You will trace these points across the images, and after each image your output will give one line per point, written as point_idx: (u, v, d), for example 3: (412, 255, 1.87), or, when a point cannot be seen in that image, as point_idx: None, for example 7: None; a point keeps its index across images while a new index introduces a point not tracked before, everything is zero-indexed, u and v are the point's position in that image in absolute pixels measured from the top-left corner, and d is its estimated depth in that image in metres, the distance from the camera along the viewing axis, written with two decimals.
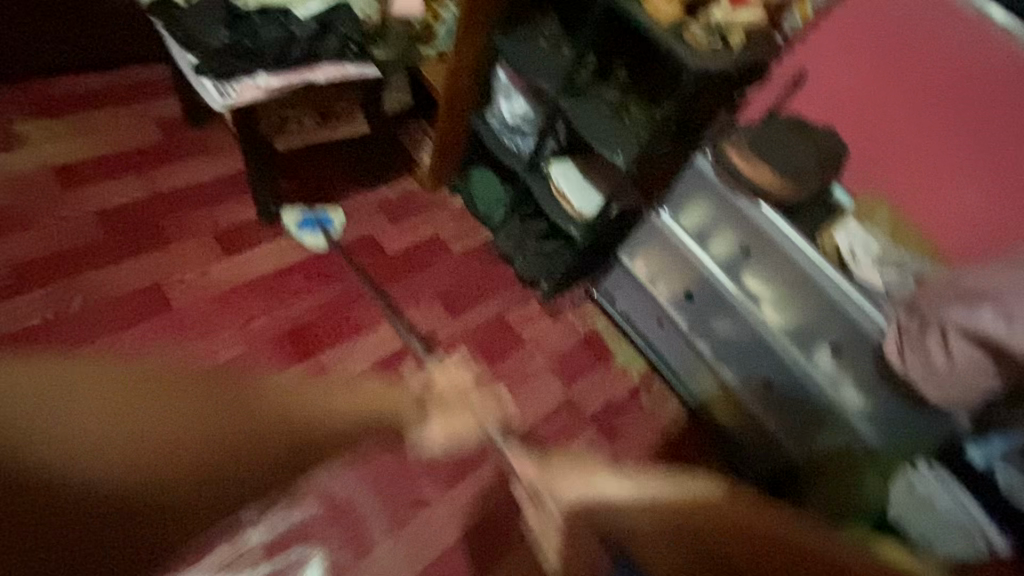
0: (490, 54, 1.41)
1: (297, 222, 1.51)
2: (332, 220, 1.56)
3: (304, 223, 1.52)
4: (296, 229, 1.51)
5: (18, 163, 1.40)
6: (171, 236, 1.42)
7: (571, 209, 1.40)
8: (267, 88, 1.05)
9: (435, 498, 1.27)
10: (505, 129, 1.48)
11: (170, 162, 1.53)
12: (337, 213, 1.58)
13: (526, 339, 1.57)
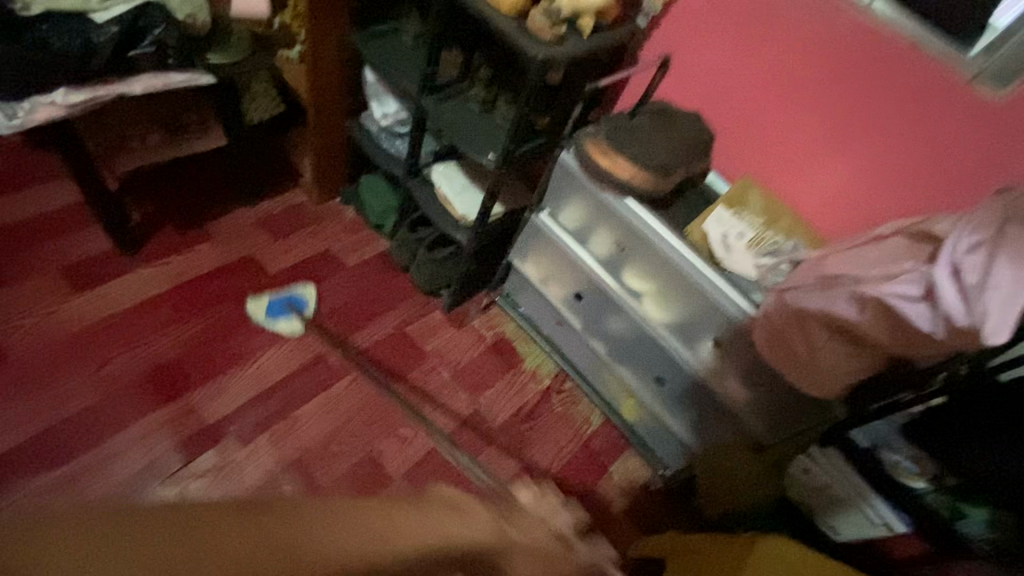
0: (353, 55, 1.32)
1: (267, 309, 1.40)
2: (303, 296, 1.45)
3: (272, 308, 1.40)
4: (265, 315, 1.39)
5: None
6: (10, 278, 1.28)
7: (454, 212, 1.32)
8: (68, 107, 0.96)
9: None
10: (382, 133, 1.39)
11: (9, 193, 1.37)
12: (308, 288, 1.46)
13: (428, 352, 1.47)
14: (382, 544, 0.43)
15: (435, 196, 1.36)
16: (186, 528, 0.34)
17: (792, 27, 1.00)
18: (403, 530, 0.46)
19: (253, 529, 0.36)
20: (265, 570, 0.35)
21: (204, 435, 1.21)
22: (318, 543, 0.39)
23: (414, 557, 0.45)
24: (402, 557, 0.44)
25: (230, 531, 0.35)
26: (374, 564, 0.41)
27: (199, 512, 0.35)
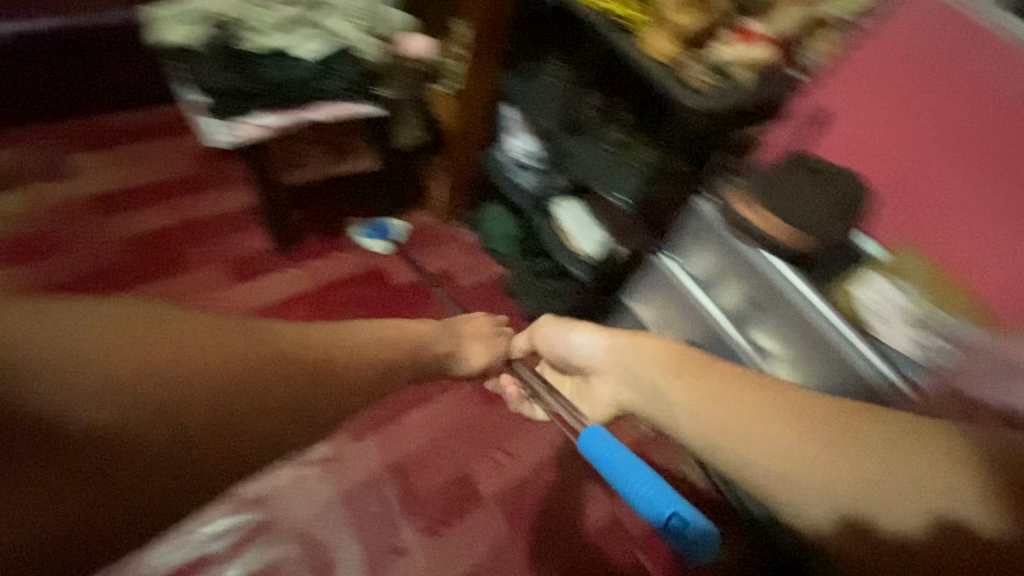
0: (498, 91, 1.40)
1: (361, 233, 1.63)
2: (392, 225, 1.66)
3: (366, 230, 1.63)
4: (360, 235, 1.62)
5: (65, 192, 1.54)
6: (189, 264, 1.49)
7: (573, 247, 1.33)
8: (268, 127, 1.18)
9: (413, 547, 1.21)
10: (513, 165, 1.45)
11: (198, 191, 1.62)
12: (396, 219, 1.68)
13: None
14: (280, 377, 0.58)
15: (556, 229, 1.38)
16: (137, 332, 0.50)
17: (986, 96, 0.93)
18: (320, 374, 0.63)
19: (166, 341, 0.51)
20: (178, 391, 0.49)
21: None
22: (224, 367, 0.53)
23: (319, 394, 0.62)
24: (305, 394, 0.60)
25: (154, 337, 0.50)
26: (277, 389, 0.57)
27: (140, 328, 0.50)
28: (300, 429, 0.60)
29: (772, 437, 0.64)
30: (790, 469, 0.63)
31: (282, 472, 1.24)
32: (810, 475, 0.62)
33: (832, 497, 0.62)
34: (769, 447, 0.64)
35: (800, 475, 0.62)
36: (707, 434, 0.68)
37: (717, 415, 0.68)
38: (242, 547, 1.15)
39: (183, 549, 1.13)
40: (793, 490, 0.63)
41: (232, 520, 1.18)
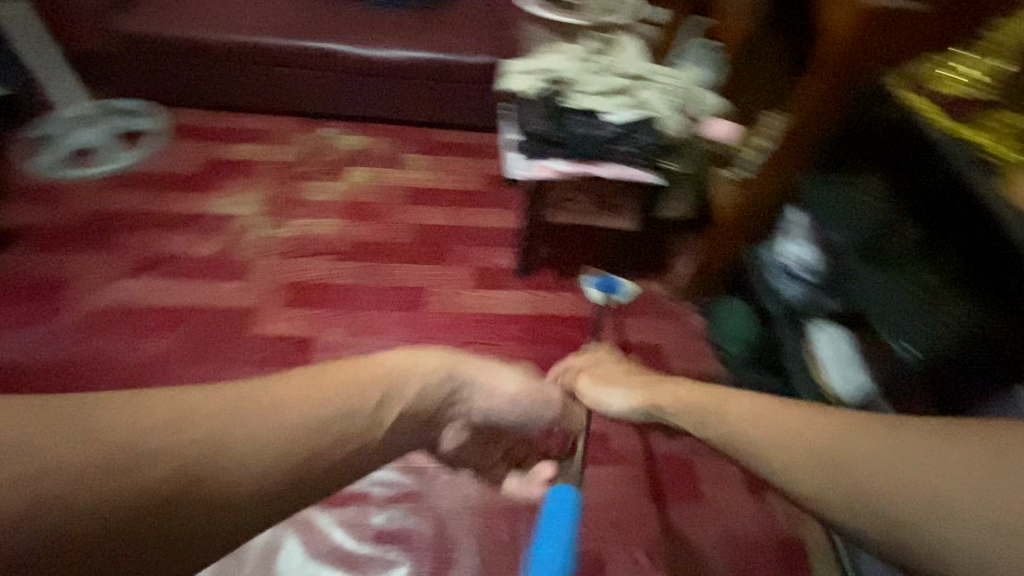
0: (788, 192, 1.30)
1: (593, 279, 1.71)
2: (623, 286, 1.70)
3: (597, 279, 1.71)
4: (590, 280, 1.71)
5: (396, 177, 2.01)
6: (452, 259, 1.80)
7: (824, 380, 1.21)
8: (557, 172, 1.35)
9: None
10: (778, 270, 1.34)
11: (481, 205, 1.95)
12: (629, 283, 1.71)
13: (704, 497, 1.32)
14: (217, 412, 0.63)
15: (808, 354, 1.28)
16: (36, 414, 0.56)
17: None
18: (265, 411, 0.65)
19: (65, 410, 0.57)
20: (98, 447, 0.55)
21: None
22: (145, 427, 0.58)
23: (286, 426, 0.65)
24: (226, 448, 0.61)
25: (56, 414, 0.57)
26: (224, 424, 0.62)
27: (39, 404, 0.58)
28: (260, 463, 0.62)
29: (812, 435, 0.69)
30: (821, 455, 0.67)
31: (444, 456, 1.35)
32: (846, 465, 0.65)
33: (884, 485, 0.62)
34: (789, 435, 0.70)
35: (837, 471, 0.65)
36: (749, 441, 0.73)
37: (768, 432, 0.72)
38: (391, 504, 1.28)
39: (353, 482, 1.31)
40: (833, 478, 0.65)
41: (393, 474, 1.32)
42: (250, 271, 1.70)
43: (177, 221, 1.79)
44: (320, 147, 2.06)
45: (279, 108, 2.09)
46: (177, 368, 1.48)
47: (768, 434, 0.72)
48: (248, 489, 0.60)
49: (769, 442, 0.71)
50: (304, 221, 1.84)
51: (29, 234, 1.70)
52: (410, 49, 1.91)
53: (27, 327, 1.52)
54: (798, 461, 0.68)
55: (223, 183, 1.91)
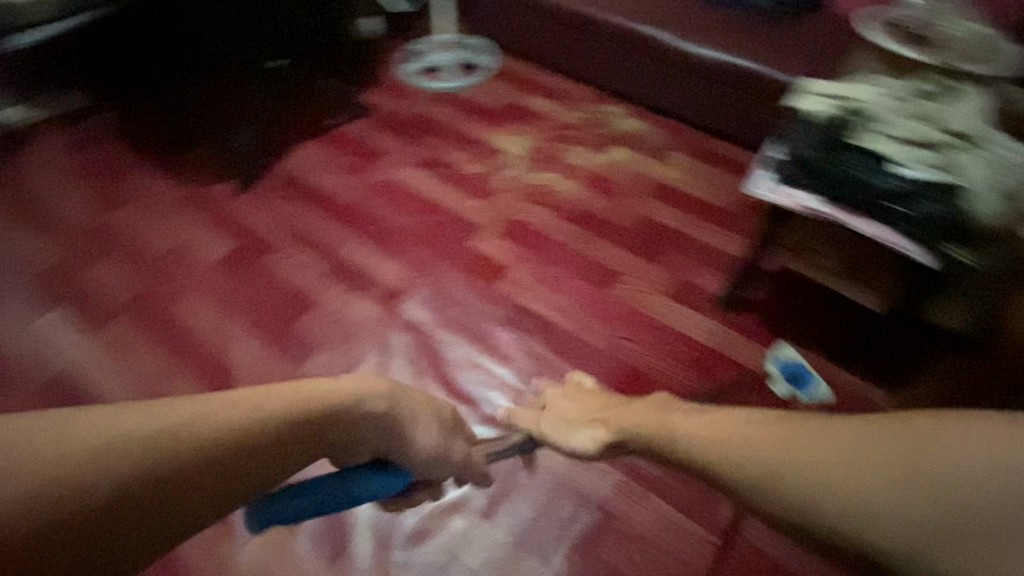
0: None
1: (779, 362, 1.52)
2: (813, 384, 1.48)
3: (785, 363, 1.51)
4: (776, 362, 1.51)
5: (651, 167, 2.03)
6: (660, 259, 1.78)
7: None
8: (801, 204, 1.19)
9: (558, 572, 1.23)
10: None
11: (717, 224, 1.86)
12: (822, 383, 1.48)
13: None
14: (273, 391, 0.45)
15: None
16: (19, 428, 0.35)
17: None
18: (308, 388, 0.48)
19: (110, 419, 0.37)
20: (167, 424, 0.38)
21: None
22: (111, 416, 0.37)
23: (257, 412, 0.42)
24: (192, 405, 0.40)
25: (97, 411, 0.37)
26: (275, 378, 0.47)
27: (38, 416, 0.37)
28: (268, 419, 0.42)
29: (718, 424, 0.46)
30: (716, 434, 0.45)
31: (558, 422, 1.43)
32: (742, 450, 0.40)
33: (769, 469, 0.38)
34: (702, 423, 0.48)
35: (727, 453, 0.42)
36: (677, 429, 0.51)
37: (696, 420, 0.50)
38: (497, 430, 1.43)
39: (474, 389, 1.52)
40: (743, 469, 0.40)
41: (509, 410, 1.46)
42: (493, 197, 1.97)
43: (465, 139, 2.16)
44: (599, 120, 2.20)
45: (585, 77, 2.30)
46: (410, 244, 1.84)
47: (686, 429, 0.50)
48: (185, 473, 0.37)
49: (686, 438, 0.49)
50: (554, 175, 2.03)
51: (375, 112, 2.26)
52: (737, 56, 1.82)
53: (342, 174, 2.05)
54: (709, 443, 0.45)
55: (510, 123, 2.21)
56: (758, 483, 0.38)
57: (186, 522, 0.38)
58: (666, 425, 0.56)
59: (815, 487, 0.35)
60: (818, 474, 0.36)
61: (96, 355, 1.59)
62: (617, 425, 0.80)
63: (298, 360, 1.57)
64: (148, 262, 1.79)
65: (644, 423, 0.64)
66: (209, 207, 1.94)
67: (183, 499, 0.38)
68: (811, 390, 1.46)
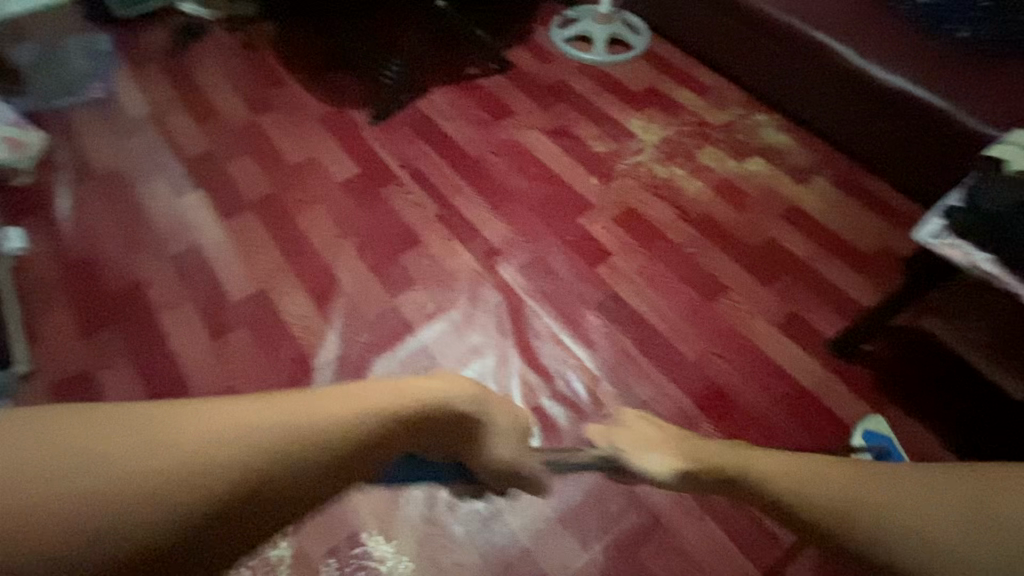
0: None
1: (868, 432, 1.34)
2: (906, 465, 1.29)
3: (872, 435, 1.33)
4: (863, 432, 1.34)
5: (788, 187, 1.90)
6: (775, 284, 1.67)
7: None
8: (971, 265, 1.00)
9: (594, 560, 1.23)
10: None
11: (848, 263, 1.72)
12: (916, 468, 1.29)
13: None
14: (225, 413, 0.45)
15: None
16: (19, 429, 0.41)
17: None
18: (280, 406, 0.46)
19: (102, 431, 0.42)
20: (133, 445, 0.42)
21: None
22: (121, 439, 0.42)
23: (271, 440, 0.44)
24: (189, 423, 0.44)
25: (78, 420, 0.42)
26: (216, 403, 0.46)
27: (37, 415, 0.42)
28: (274, 448, 0.44)
29: (792, 466, 0.55)
30: (792, 472, 0.54)
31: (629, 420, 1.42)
32: (823, 489, 0.51)
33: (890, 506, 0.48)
34: (781, 465, 0.56)
35: (806, 493, 0.52)
36: (754, 468, 0.58)
37: (772, 461, 0.57)
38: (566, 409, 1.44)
39: (552, 363, 1.52)
40: (826, 506, 0.50)
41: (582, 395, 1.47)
42: (614, 180, 1.92)
43: (599, 116, 2.11)
44: (744, 126, 2.07)
45: (739, 79, 2.16)
46: (521, 208, 1.85)
47: (767, 467, 0.57)
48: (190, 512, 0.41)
49: (763, 476, 0.56)
50: (681, 173, 1.94)
51: (516, 71, 2.25)
52: (922, 87, 1.64)
53: (472, 125, 2.08)
54: (794, 485, 0.53)
55: (648, 109, 2.13)
56: (856, 522, 0.49)
57: (175, 564, 0.41)
58: (735, 454, 0.61)
59: (910, 528, 0.47)
60: (911, 517, 0.48)
61: (224, 239, 1.74)
62: (697, 454, 0.64)
63: (395, 291, 1.64)
64: (283, 167, 1.92)
65: (701, 451, 0.64)
66: (345, 129, 2.04)
67: (157, 544, 0.40)
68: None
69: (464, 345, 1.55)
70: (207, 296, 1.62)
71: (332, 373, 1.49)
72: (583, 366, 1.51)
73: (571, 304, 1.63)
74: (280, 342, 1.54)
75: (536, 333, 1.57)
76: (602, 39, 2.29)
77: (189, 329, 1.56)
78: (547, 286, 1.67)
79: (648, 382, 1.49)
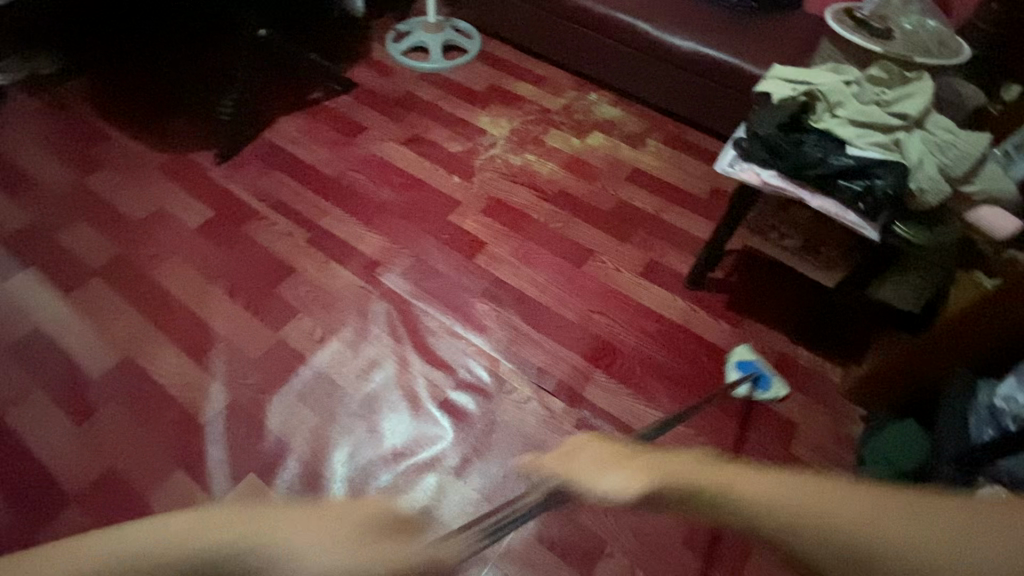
0: None
1: (738, 361, 1.56)
2: (769, 385, 1.51)
3: (742, 364, 1.54)
4: (733, 362, 1.55)
5: (628, 153, 2.11)
6: (633, 240, 1.85)
7: None
8: (761, 181, 1.18)
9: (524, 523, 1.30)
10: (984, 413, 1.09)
11: (688, 207, 1.95)
12: (779, 387, 1.51)
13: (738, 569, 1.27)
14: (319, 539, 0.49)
15: None
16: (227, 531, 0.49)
17: None
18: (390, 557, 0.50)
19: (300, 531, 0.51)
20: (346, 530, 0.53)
21: (576, 395, 1.51)
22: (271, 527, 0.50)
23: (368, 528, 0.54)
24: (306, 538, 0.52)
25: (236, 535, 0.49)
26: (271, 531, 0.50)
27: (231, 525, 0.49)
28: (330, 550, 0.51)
29: (793, 486, 0.47)
30: (807, 496, 0.47)
31: (531, 388, 1.52)
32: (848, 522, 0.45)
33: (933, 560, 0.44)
34: (772, 487, 0.48)
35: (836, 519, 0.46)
36: (749, 491, 0.48)
37: (760, 482, 0.48)
38: (471, 394, 1.50)
39: (450, 355, 1.56)
40: (862, 551, 0.45)
41: (485, 377, 1.53)
42: (474, 175, 2.02)
43: (448, 118, 2.20)
44: (581, 106, 2.26)
45: (567, 64, 2.35)
46: (391, 217, 1.88)
47: (742, 485, 0.49)
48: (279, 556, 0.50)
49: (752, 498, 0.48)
50: (533, 157, 2.08)
51: (359, 89, 2.28)
52: (707, 47, 1.94)
53: (324, 147, 2.07)
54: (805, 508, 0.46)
55: (493, 105, 2.26)
56: (864, 549, 0.45)
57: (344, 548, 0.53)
58: (700, 469, 0.51)
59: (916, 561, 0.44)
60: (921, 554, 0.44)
61: (71, 315, 1.58)
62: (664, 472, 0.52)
63: (276, 323, 1.59)
64: (126, 226, 1.78)
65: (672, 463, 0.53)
66: (190, 174, 1.94)
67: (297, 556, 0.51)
68: (769, 389, 1.50)
69: (361, 359, 1.54)
70: (62, 381, 1.47)
71: (224, 423, 1.42)
72: (481, 349, 1.58)
73: (458, 296, 1.69)
74: (158, 406, 1.43)
75: (429, 332, 1.61)
76: (437, 46, 2.38)
77: (49, 421, 1.41)
78: (431, 284, 1.71)
79: (541, 349, 1.59)
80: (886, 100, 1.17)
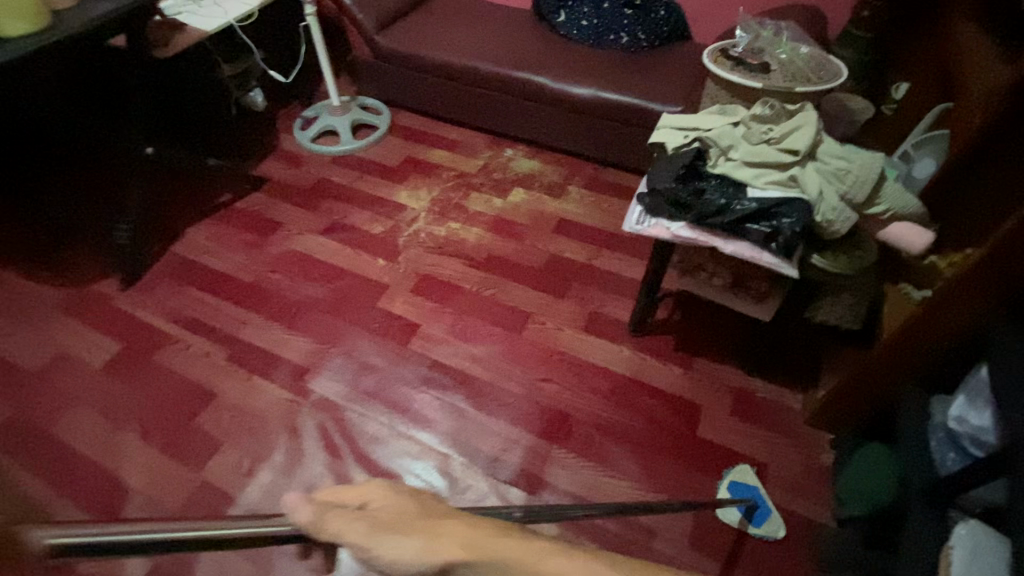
0: (974, 344, 1.09)
1: (732, 485, 1.37)
2: (765, 520, 1.31)
3: (736, 488, 1.36)
4: (727, 484, 1.37)
5: (552, 204, 2.08)
6: (569, 294, 1.80)
7: None
8: (672, 235, 1.16)
9: None
10: (941, 435, 1.05)
11: (619, 251, 1.92)
12: (775, 523, 1.31)
13: None
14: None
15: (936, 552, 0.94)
16: None
17: None
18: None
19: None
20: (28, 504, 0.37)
21: (534, 480, 1.40)
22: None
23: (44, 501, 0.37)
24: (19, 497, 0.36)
25: None
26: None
27: None
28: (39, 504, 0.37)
29: None
30: None
31: (484, 479, 1.41)
32: None
33: None
34: None
35: None
36: None
37: None
38: None
39: (394, 461, 1.44)
40: None
41: (435, 478, 1.41)
42: (399, 255, 1.94)
43: (365, 199, 2.13)
44: (498, 164, 2.24)
45: (477, 125, 2.34)
46: (315, 316, 1.77)
47: None
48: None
49: None
50: (457, 225, 2.03)
51: (269, 184, 2.20)
52: (607, 91, 1.98)
53: (237, 252, 1.96)
54: None
55: (410, 178, 2.21)
56: None
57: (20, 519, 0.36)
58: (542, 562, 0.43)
59: None
60: None
61: None
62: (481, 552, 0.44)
63: (198, 462, 1.44)
64: (21, 379, 1.62)
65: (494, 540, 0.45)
66: (90, 308, 1.79)
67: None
68: (762, 525, 1.30)
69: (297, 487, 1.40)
70: None
71: None
72: (427, 447, 1.46)
73: (395, 391, 1.58)
74: None
75: (369, 439, 1.48)
76: (345, 127, 2.34)
77: None
78: (365, 384, 1.60)
79: (491, 434, 1.49)
80: (773, 138, 1.15)
